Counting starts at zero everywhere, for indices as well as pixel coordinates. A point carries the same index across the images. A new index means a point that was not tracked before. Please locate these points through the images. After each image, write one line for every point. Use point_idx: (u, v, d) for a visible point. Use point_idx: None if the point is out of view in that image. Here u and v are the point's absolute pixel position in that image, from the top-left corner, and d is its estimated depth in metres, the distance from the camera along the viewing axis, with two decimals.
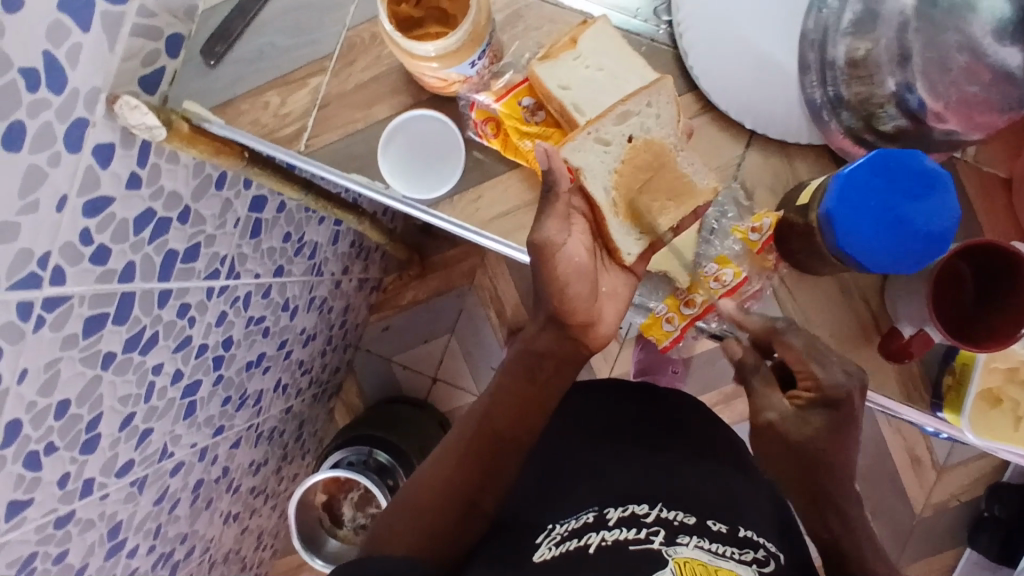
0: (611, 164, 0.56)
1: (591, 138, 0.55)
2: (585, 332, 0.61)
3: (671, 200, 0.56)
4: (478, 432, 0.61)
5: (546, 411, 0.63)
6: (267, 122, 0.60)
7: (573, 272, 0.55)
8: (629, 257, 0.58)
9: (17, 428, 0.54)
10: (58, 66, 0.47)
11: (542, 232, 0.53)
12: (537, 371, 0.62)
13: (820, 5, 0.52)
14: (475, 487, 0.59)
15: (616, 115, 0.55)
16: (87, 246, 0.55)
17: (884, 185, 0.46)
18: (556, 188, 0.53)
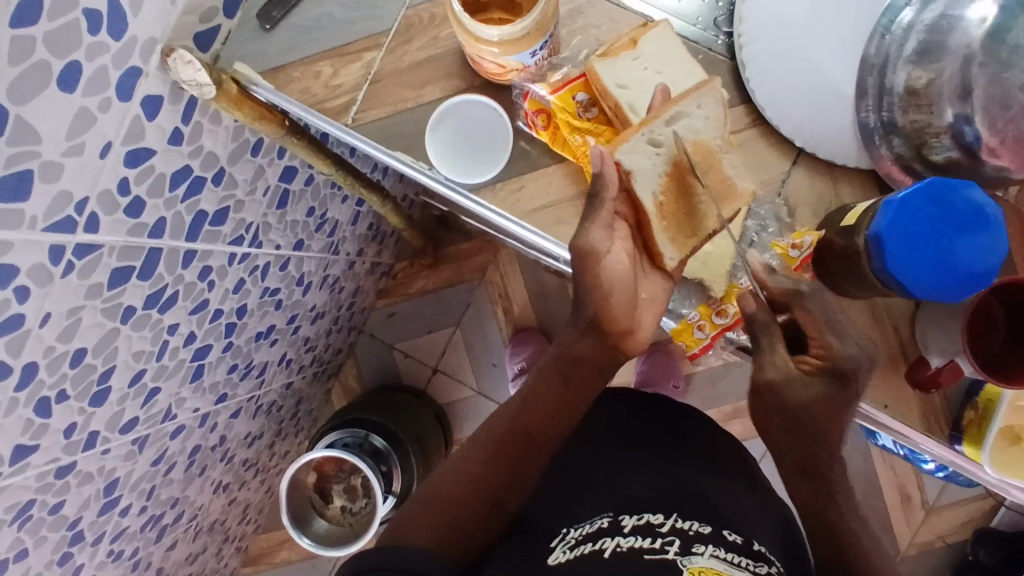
0: (660, 168, 0.56)
1: (645, 139, 0.55)
2: (623, 339, 0.62)
3: (716, 203, 0.56)
4: (508, 430, 0.60)
5: (575, 416, 0.62)
6: (317, 91, 0.60)
7: (615, 279, 0.58)
8: (671, 263, 0.57)
9: (33, 372, 0.53)
10: (121, 11, 0.47)
11: (586, 240, 0.56)
12: (570, 375, 0.62)
13: (884, 31, 0.53)
14: (501, 487, 0.57)
15: (667, 116, 0.55)
16: (124, 196, 0.54)
17: (935, 215, 0.47)
18: (603, 194, 0.55)
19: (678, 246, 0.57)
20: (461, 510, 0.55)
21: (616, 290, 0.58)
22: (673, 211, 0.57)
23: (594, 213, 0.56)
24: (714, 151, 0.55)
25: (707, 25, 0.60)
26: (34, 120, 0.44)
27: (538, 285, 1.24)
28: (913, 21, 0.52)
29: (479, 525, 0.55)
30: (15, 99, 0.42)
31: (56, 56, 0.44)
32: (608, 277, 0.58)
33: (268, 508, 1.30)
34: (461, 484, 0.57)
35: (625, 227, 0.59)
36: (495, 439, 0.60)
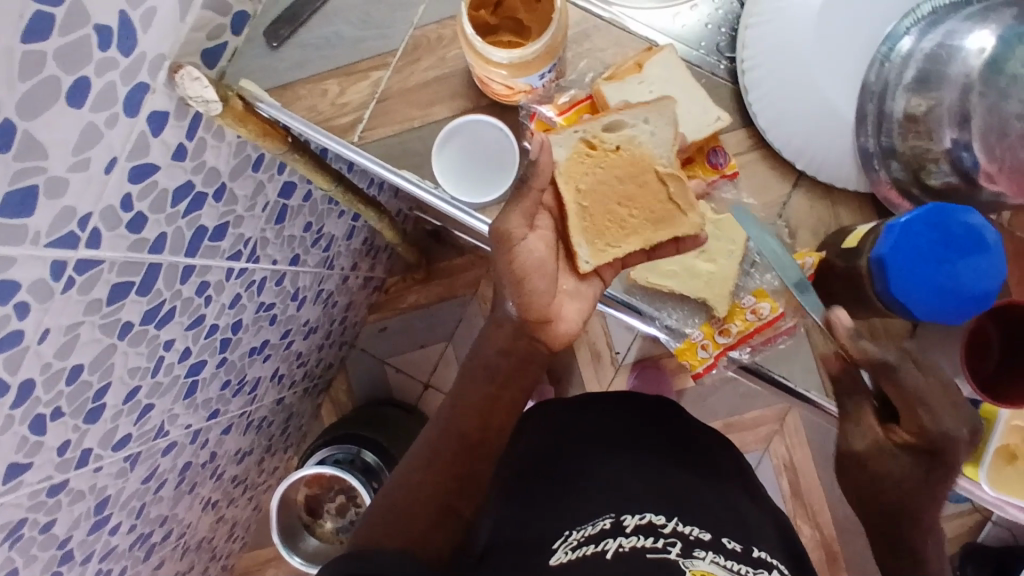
0: (593, 166, 0.57)
1: (579, 137, 0.57)
2: (541, 329, 0.61)
3: (645, 221, 0.58)
4: (447, 434, 0.60)
5: (511, 408, 0.63)
6: (323, 109, 0.60)
7: (532, 268, 0.57)
8: (586, 267, 0.59)
9: (30, 389, 0.53)
10: (131, 27, 0.47)
11: (505, 223, 0.55)
12: (496, 373, 0.62)
13: (883, 60, 0.55)
14: (451, 491, 0.58)
15: (609, 121, 0.57)
16: (126, 212, 0.54)
17: (937, 239, 0.49)
18: (529, 182, 0.55)
19: (595, 250, 0.59)
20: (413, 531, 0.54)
21: (528, 282, 0.58)
22: (598, 215, 0.58)
23: (521, 197, 0.55)
24: (648, 169, 0.57)
25: (710, 50, 0.61)
26: (43, 135, 0.44)
27: None
28: (912, 49, 0.54)
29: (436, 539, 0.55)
30: (24, 114, 0.42)
31: (66, 71, 0.44)
32: (521, 267, 0.57)
33: (255, 525, 1.29)
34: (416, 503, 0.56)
35: (550, 222, 0.59)
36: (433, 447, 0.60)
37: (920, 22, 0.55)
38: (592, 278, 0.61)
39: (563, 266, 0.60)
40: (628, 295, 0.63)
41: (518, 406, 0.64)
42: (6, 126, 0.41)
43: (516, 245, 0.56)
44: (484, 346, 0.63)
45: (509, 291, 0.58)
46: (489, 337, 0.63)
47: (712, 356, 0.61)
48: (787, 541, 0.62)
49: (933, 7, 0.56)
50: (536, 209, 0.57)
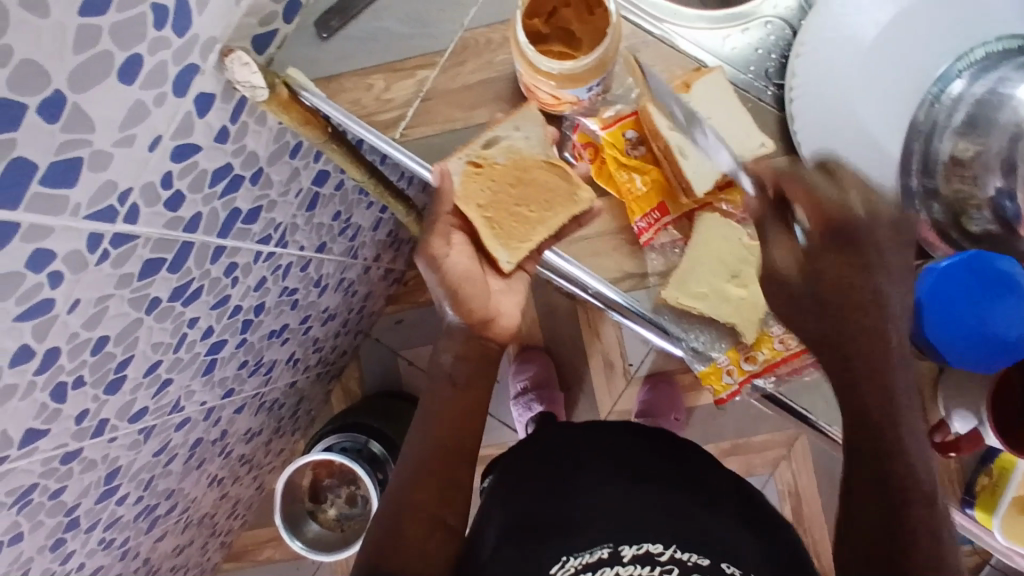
0: (488, 185, 0.60)
1: (463, 161, 0.59)
2: (488, 327, 0.65)
3: (547, 209, 0.59)
4: (433, 444, 0.62)
5: (484, 406, 0.65)
6: (367, 104, 0.61)
7: (461, 276, 0.62)
8: (508, 267, 0.62)
9: (55, 357, 0.53)
10: (187, 9, 0.47)
11: (427, 248, 0.61)
12: (457, 377, 0.64)
13: (933, 100, 0.56)
14: (438, 501, 0.60)
15: (483, 141, 0.59)
16: (165, 189, 0.55)
17: (975, 285, 0.49)
18: (438, 212, 0.61)
19: (512, 250, 0.61)
20: (423, 563, 0.57)
21: (465, 287, 0.63)
22: (503, 220, 0.61)
23: (433, 218, 0.61)
24: (534, 163, 0.59)
25: (758, 75, 0.60)
26: (90, 109, 0.44)
27: (548, 307, 1.25)
28: (963, 92, 0.55)
29: (430, 550, 0.58)
30: (75, 87, 0.42)
31: (119, 48, 0.44)
32: (452, 278, 0.62)
33: (257, 504, 1.30)
34: (414, 532, 0.58)
35: (463, 235, 0.63)
36: (417, 467, 0.61)
37: (973, 66, 0.55)
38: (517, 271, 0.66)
39: (489, 269, 0.65)
40: (653, 313, 0.59)
41: (486, 405, 0.66)
42: (56, 97, 0.41)
43: (440, 261, 0.62)
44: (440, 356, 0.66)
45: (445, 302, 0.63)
46: (443, 347, 0.66)
47: (737, 383, 0.60)
48: (779, 539, 0.64)
49: (986, 53, 0.55)
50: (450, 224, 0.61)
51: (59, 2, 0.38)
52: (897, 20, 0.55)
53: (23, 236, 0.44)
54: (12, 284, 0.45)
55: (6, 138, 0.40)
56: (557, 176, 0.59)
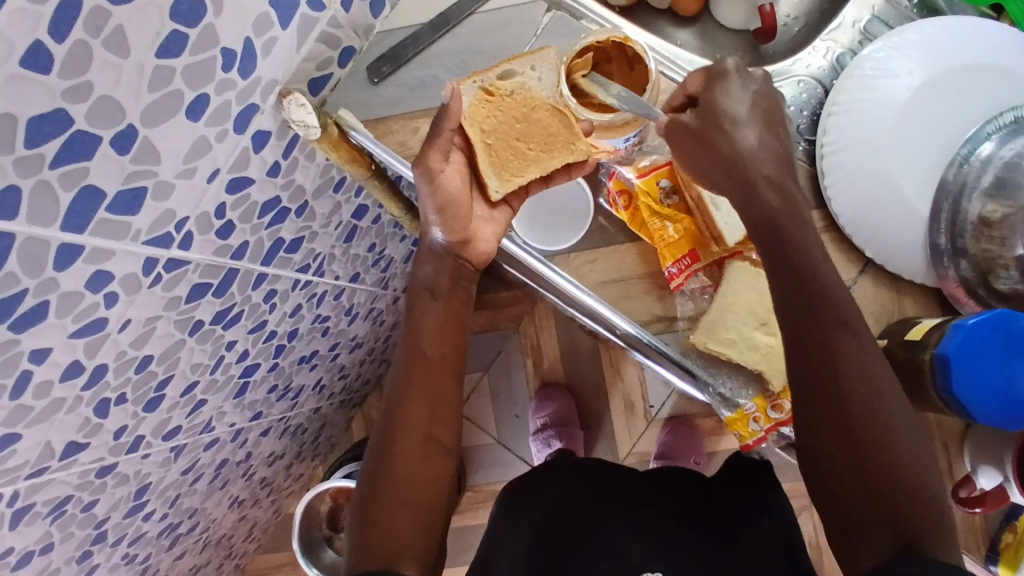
0: (495, 112, 0.59)
1: (477, 87, 0.58)
2: (464, 249, 0.63)
3: (544, 151, 0.60)
4: (414, 364, 0.61)
5: (465, 318, 0.64)
6: (414, 146, 0.64)
7: (449, 200, 0.61)
8: (496, 197, 0.62)
9: (102, 373, 0.56)
10: (254, 54, 0.50)
11: (424, 162, 0.59)
12: (438, 289, 0.63)
13: (963, 161, 0.57)
14: (429, 422, 0.60)
15: (500, 71, 0.58)
16: (218, 219, 0.57)
17: (1001, 343, 0.50)
18: (443, 125, 0.58)
19: (503, 181, 0.62)
20: (422, 484, 0.58)
21: (451, 210, 0.61)
22: (502, 151, 0.60)
23: (434, 135, 0.59)
24: (543, 101, 0.58)
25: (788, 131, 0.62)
26: (158, 143, 0.47)
27: (570, 344, 1.26)
28: (991, 154, 0.56)
29: (430, 472, 0.59)
30: (147, 122, 0.45)
31: (190, 88, 0.46)
32: (444, 197, 0.60)
33: (273, 527, 1.31)
34: (409, 453, 0.58)
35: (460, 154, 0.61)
36: (405, 382, 0.60)
37: (1003, 129, 0.57)
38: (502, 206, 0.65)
39: (477, 195, 0.63)
40: (681, 356, 0.60)
41: (467, 318, 0.64)
42: (128, 130, 0.44)
43: (435, 177, 0.59)
44: (415, 273, 0.64)
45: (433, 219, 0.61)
46: (421, 260, 0.64)
47: (763, 430, 0.60)
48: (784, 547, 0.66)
49: (1015, 117, 0.57)
50: (451, 145, 0.60)
51: (140, 44, 0.41)
52: (925, 83, 0.58)
53: (86, 258, 0.46)
54: (71, 303, 0.48)
55: (82, 167, 0.42)
56: (562, 123, 0.58)
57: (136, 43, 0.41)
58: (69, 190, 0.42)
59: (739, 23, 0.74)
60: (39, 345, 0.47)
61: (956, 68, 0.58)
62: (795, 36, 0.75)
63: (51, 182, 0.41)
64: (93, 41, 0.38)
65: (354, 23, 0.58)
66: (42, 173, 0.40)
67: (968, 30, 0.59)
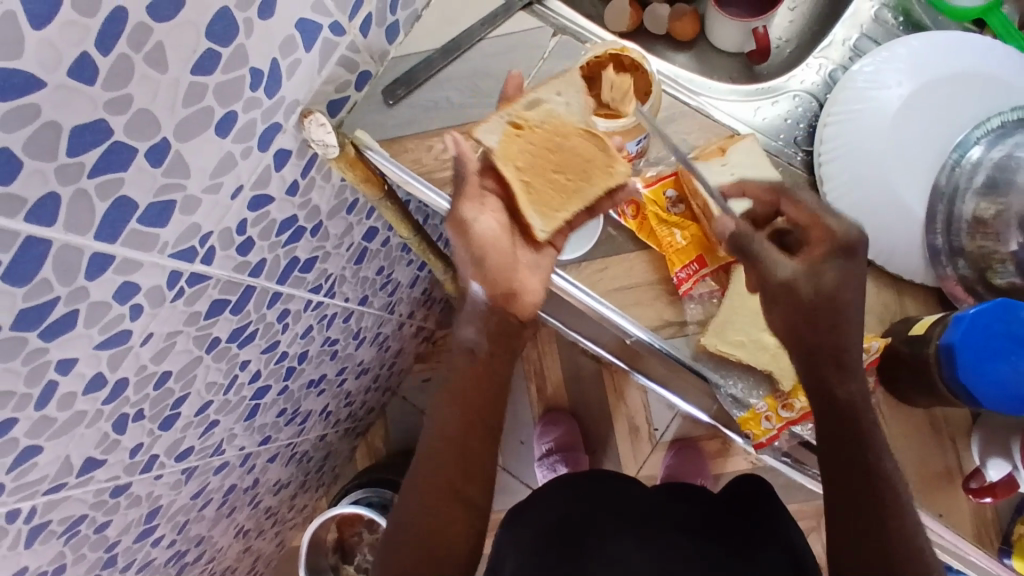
0: (529, 143, 0.58)
1: (505, 121, 0.58)
2: (508, 303, 0.64)
3: (583, 180, 0.59)
4: (453, 424, 0.61)
5: (503, 380, 0.64)
6: (427, 163, 0.66)
7: (488, 248, 0.62)
8: (542, 236, 0.61)
9: (122, 388, 0.56)
10: (279, 74, 0.53)
11: (457, 212, 0.61)
12: (477, 349, 0.63)
13: (955, 164, 0.60)
14: (461, 479, 0.60)
15: (527, 101, 0.58)
16: (239, 235, 0.59)
17: (1002, 331, 0.52)
18: (465, 171, 0.60)
19: (546, 218, 0.61)
20: (449, 543, 0.58)
21: (489, 258, 0.62)
22: (540, 186, 0.59)
23: (461, 187, 0.60)
24: (573, 129, 0.58)
25: (787, 142, 0.66)
26: (188, 157, 0.49)
27: (574, 368, 1.27)
28: (981, 157, 0.59)
29: (459, 528, 0.59)
30: (178, 136, 0.47)
31: (219, 105, 0.49)
32: (479, 245, 0.61)
33: (275, 562, 1.29)
34: (439, 510, 0.58)
35: (500, 203, 0.62)
36: (441, 439, 0.61)
37: (990, 133, 0.60)
38: (548, 248, 0.64)
39: (521, 241, 0.63)
40: (693, 360, 0.62)
41: (506, 378, 0.65)
42: (162, 144, 0.46)
43: (468, 226, 0.61)
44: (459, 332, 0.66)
45: (468, 272, 0.63)
46: (466, 320, 0.65)
47: (775, 429, 0.61)
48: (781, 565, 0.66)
49: (1001, 121, 0.60)
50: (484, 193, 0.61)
51: (176, 60, 0.44)
52: (914, 95, 0.61)
53: (116, 268, 0.48)
54: (99, 313, 0.49)
55: (117, 178, 0.44)
56: (596, 149, 0.58)
57: (173, 59, 0.43)
58: (104, 200, 0.44)
59: (734, 45, 0.78)
60: (67, 355, 0.48)
61: (944, 79, 0.62)
62: (788, 56, 0.79)
63: (88, 192, 0.43)
64: (134, 55, 0.41)
65: (371, 49, 0.61)
66: (81, 182, 0.42)
67: (951, 44, 0.63)
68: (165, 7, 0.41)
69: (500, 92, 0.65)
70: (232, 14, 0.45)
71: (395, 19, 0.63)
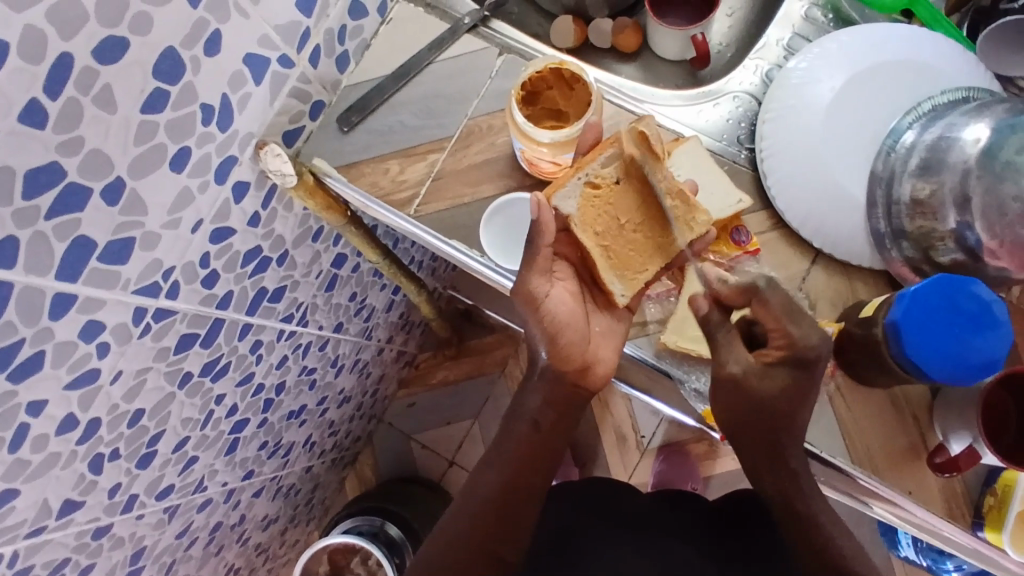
0: (606, 202, 0.60)
1: (582, 183, 0.60)
2: (582, 375, 0.65)
3: (661, 235, 0.61)
4: (502, 491, 0.62)
5: (554, 457, 0.66)
6: (385, 185, 0.67)
7: (562, 320, 0.62)
8: (622, 300, 0.62)
9: (95, 428, 0.56)
10: (230, 108, 0.54)
11: (526, 284, 0.60)
12: (542, 422, 0.65)
13: (889, 150, 0.62)
14: (493, 541, 0.61)
15: (602, 161, 0.59)
16: (203, 268, 0.60)
17: (945, 303, 0.53)
18: (539, 241, 0.59)
19: (627, 282, 0.62)
20: None
21: (564, 330, 0.62)
22: (619, 248, 0.61)
23: (532, 261, 0.60)
24: (656, 187, 0.58)
25: (732, 142, 0.69)
26: (144, 193, 0.50)
27: None
28: (915, 141, 0.60)
29: None
30: (133, 174, 0.48)
31: (172, 141, 0.50)
32: (553, 318, 0.62)
33: None
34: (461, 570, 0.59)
35: (566, 272, 0.64)
36: (485, 504, 0.62)
37: (922, 118, 0.62)
38: (624, 311, 0.65)
39: (593, 309, 0.65)
40: (657, 359, 0.64)
41: (557, 457, 0.66)
42: (117, 182, 0.47)
43: (543, 299, 0.61)
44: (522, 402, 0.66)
45: (542, 345, 0.63)
46: (532, 389, 0.66)
47: None
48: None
49: (933, 105, 0.62)
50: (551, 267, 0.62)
51: (125, 100, 0.45)
52: (846, 87, 0.64)
53: (79, 306, 0.48)
54: (65, 353, 0.49)
55: (75, 218, 0.45)
56: (676, 204, 0.59)
57: (122, 99, 0.44)
58: (63, 240, 0.45)
59: (676, 53, 0.81)
60: (36, 397, 0.48)
61: (875, 68, 0.64)
62: (728, 60, 0.81)
63: (46, 233, 0.43)
64: (83, 98, 0.42)
65: (322, 79, 0.63)
66: (38, 224, 0.43)
67: (878, 36, 0.65)
68: (111, 49, 0.42)
69: (533, 165, 0.65)
70: (179, 52, 0.47)
71: (345, 49, 0.65)
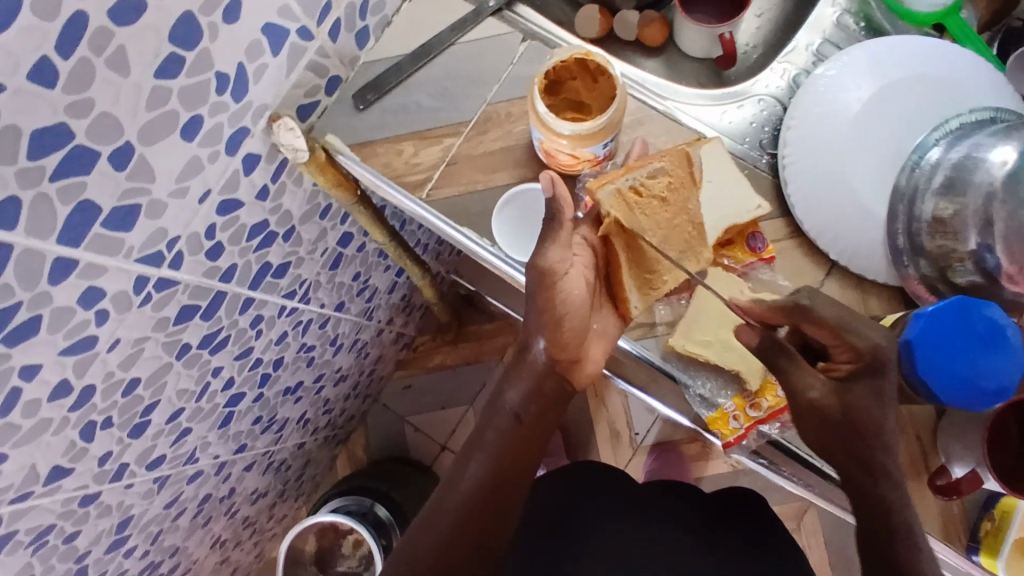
0: (641, 209, 0.58)
1: (627, 184, 0.57)
2: (571, 369, 0.64)
3: (678, 258, 0.60)
4: (496, 475, 0.61)
5: (542, 446, 0.64)
6: (397, 167, 0.66)
7: (571, 304, 0.61)
8: (634, 310, 0.62)
9: (90, 395, 0.56)
10: (246, 79, 0.53)
11: (544, 259, 0.60)
12: (529, 409, 0.63)
13: (914, 166, 0.61)
14: (481, 522, 0.59)
15: (650, 169, 0.58)
16: (208, 240, 0.59)
17: (960, 325, 0.53)
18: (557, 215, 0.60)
19: (643, 296, 0.62)
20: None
21: (568, 317, 0.61)
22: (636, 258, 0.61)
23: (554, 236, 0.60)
24: (686, 213, 0.60)
25: (753, 145, 0.67)
26: (154, 160, 0.49)
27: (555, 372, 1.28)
28: (940, 159, 0.59)
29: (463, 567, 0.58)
30: (143, 140, 0.47)
31: (184, 108, 0.49)
32: (564, 300, 0.61)
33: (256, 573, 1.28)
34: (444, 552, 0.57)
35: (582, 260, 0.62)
36: (477, 486, 0.60)
37: (948, 135, 0.61)
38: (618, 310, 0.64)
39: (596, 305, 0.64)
40: (663, 360, 0.64)
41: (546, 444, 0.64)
42: (126, 147, 0.46)
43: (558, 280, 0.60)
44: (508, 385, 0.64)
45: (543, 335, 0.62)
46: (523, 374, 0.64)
47: (742, 428, 0.62)
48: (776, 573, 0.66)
49: (960, 123, 0.61)
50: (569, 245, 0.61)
51: (139, 65, 0.44)
52: (874, 98, 0.63)
53: (80, 273, 0.47)
54: (62, 319, 0.48)
55: (80, 181, 0.44)
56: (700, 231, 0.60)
57: (136, 62, 0.43)
58: (67, 204, 0.44)
59: (702, 50, 0.79)
60: (30, 360, 0.48)
61: (903, 80, 0.63)
62: (754, 61, 0.80)
63: (50, 196, 0.42)
64: (96, 59, 0.41)
65: (340, 54, 0.62)
66: (42, 186, 0.41)
67: (909, 49, 0.64)
68: (128, 11, 0.41)
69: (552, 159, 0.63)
70: (197, 18, 0.45)
71: (365, 25, 0.64)
